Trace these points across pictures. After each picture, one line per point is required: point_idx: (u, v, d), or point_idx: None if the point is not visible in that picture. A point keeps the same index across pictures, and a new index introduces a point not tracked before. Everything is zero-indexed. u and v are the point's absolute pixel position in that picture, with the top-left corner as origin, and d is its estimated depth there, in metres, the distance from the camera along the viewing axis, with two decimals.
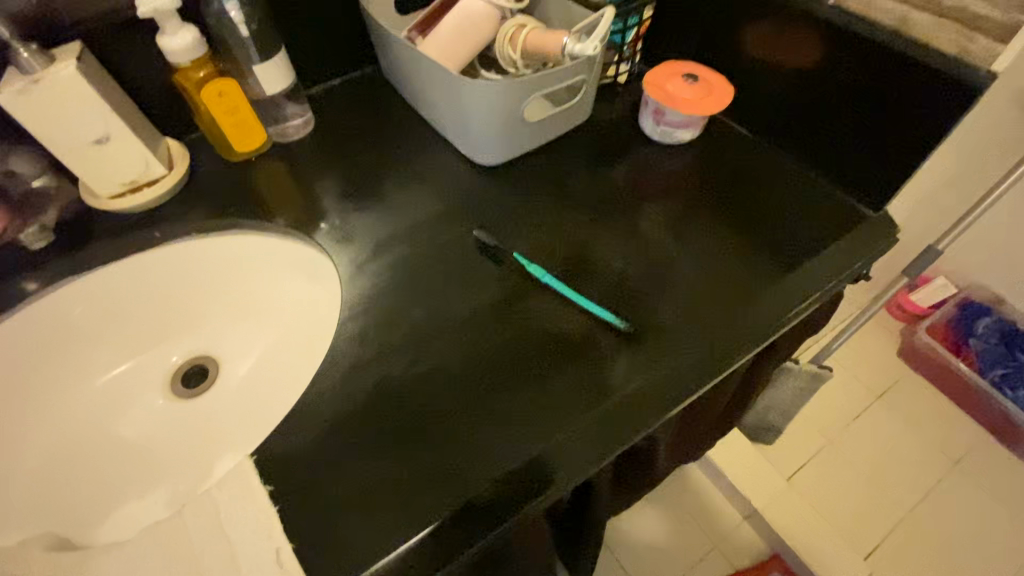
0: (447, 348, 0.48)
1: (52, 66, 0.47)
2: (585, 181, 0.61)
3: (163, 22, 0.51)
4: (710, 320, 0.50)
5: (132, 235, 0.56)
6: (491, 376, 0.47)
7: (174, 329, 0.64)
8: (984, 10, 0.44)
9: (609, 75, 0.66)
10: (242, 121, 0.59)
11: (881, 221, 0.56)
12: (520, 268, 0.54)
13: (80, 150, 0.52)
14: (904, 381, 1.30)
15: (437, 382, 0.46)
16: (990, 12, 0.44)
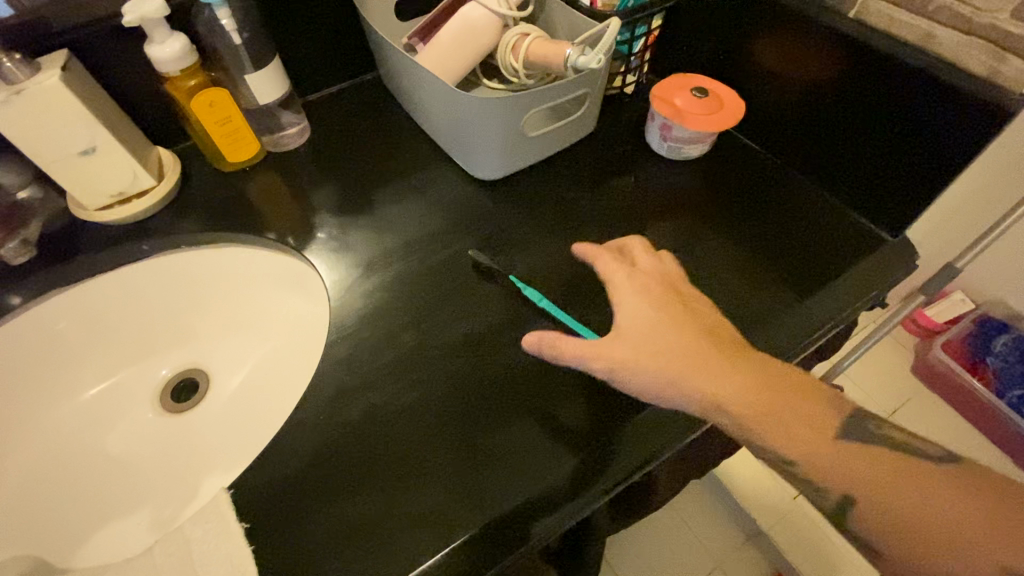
0: (436, 376, 0.46)
1: (37, 76, 0.46)
2: (588, 198, 0.58)
3: (151, 30, 0.49)
4: None
5: (120, 249, 0.55)
6: (484, 406, 0.45)
7: (163, 342, 0.63)
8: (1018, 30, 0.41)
9: (614, 86, 0.64)
10: (233, 131, 0.57)
11: (900, 245, 0.53)
12: (514, 290, 0.51)
13: (66, 161, 0.50)
14: (916, 399, 1.27)
15: (427, 411, 0.44)
16: None
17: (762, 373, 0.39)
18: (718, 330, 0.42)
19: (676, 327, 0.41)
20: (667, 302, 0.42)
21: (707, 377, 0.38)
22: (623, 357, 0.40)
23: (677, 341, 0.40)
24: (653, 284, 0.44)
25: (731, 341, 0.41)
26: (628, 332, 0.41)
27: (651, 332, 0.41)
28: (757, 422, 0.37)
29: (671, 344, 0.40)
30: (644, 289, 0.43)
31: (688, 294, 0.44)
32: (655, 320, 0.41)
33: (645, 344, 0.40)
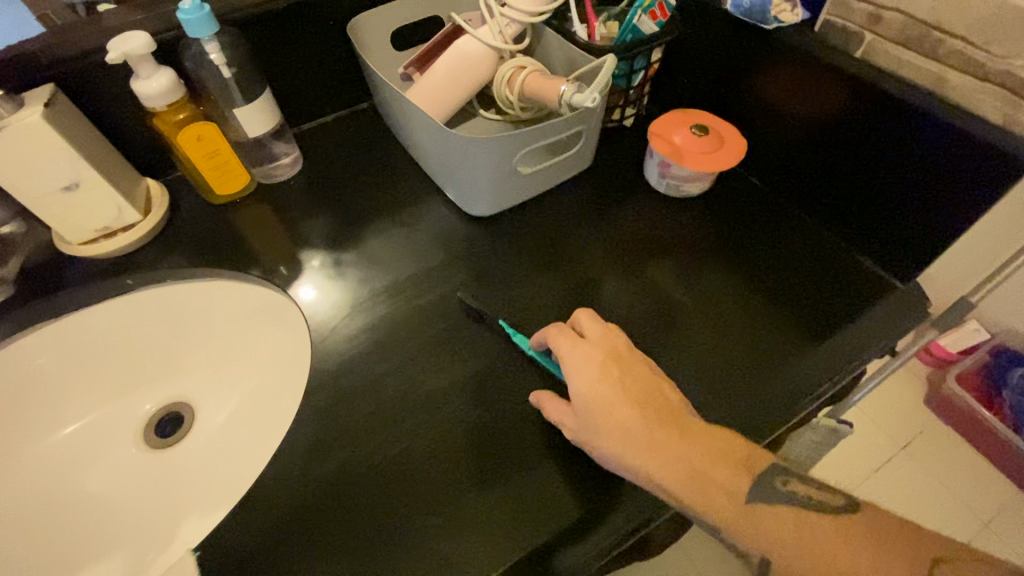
0: (418, 429, 0.44)
1: (19, 113, 0.45)
2: (586, 236, 0.56)
3: (137, 66, 0.48)
4: (726, 393, 0.46)
5: (103, 284, 0.54)
6: (470, 461, 0.43)
7: (147, 376, 0.61)
8: None
9: (613, 119, 0.62)
10: (222, 164, 0.56)
11: (911, 291, 0.51)
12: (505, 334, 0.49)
13: (48, 196, 0.49)
14: (930, 432, 1.22)
15: (410, 466, 0.42)
16: None
17: (692, 442, 0.38)
18: (657, 397, 0.41)
19: (617, 400, 0.40)
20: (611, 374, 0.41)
21: (640, 454, 0.38)
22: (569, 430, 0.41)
23: (628, 417, 0.39)
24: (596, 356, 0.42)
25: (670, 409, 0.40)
26: (582, 409, 0.40)
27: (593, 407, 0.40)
28: (686, 492, 0.36)
29: (608, 419, 0.39)
30: (587, 364, 0.41)
31: (633, 362, 0.43)
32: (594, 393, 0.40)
33: (599, 421, 0.39)
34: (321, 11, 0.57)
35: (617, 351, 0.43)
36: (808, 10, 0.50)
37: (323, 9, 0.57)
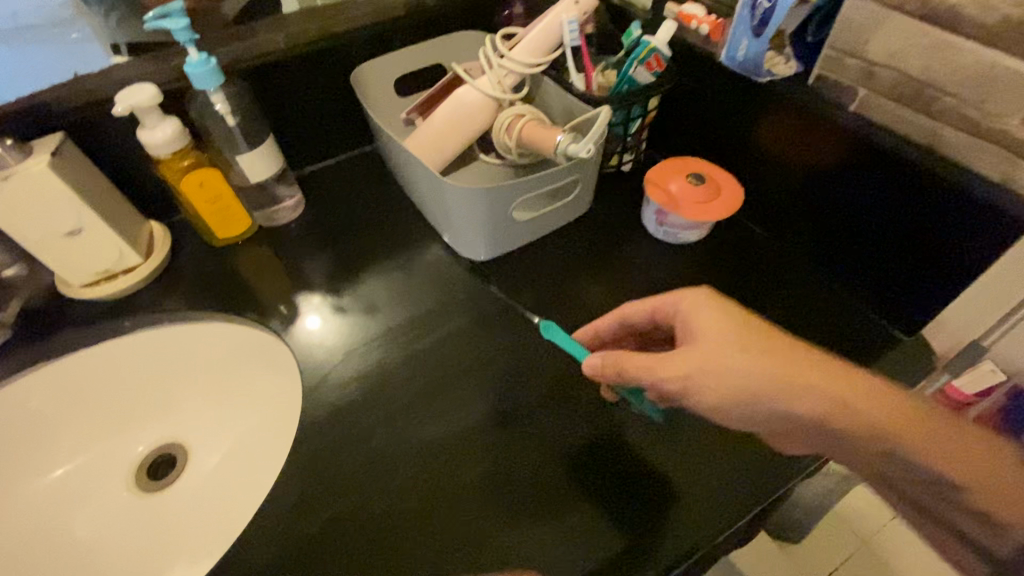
0: (410, 483, 0.43)
1: (26, 162, 0.46)
2: (585, 282, 0.56)
3: (143, 117, 0.49)
4: (727, 449, 0.45)
5: (100, 326, 0.54)
6: (461, 521, 0.41)
7: (142, 417, 0.61)
8: None
9: (611, 164, 0.62)
10: (224, 208, 0.57)
11: (915, 343, 0.50)
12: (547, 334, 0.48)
13: (51, 241, 0.50)
14: None
15: (400, 524, 0.41)
16: None
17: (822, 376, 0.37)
18: (777, 348, 0.38)
19: (729, 353, 0.38)
20: (723, 328, 0.39)
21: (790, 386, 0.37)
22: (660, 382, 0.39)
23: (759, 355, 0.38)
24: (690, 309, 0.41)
25: (787, 355, 0.38)
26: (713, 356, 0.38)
27: (691, 362, 0.38)
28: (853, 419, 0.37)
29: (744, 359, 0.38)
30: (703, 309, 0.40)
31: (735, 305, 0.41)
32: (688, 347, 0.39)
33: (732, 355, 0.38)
34: (325, 61, 0.59)
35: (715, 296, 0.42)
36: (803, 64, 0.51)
37: (326, 60, 0.59)
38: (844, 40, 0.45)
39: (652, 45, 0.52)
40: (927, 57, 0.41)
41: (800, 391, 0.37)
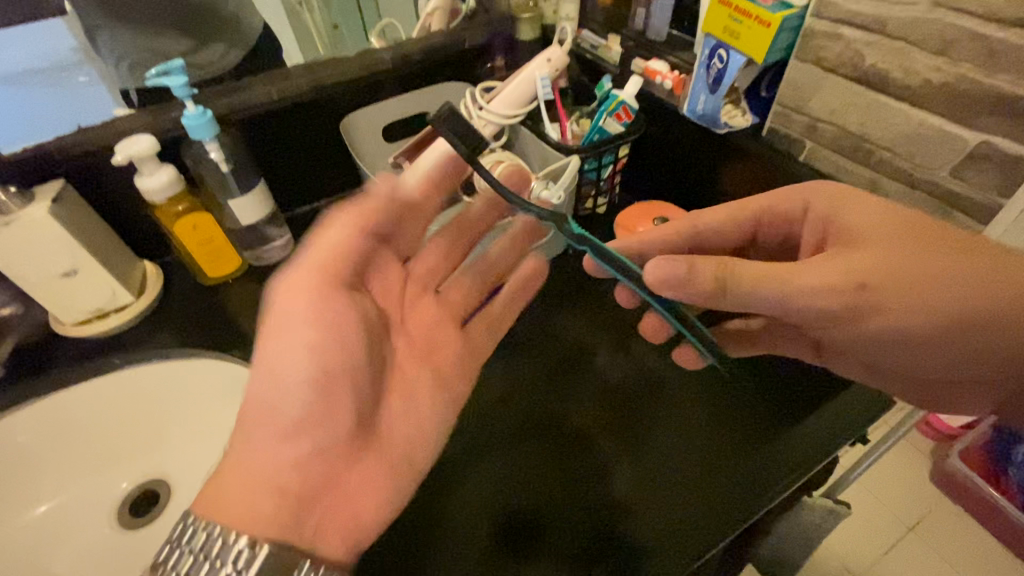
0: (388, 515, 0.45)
1: (27, 207, 0.49)
2: (563, 320, 0.60)
3: (141, 165, 0.53)
4: (694, 480, 0.47)
5: (89, 363, 0.56)
6: (440, 543, 0.43)
7: (127, 452, 0.62)
8: None
9: (586, 207, 0.64)
10: (216, 249, 0.60)
11: None
12: (584, 243, 0.41)
13: (47, 281, 0.52)
14: (938, 511, 1.17)
15: (384, 545, 0.43)
16: None
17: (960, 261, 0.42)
18: (929, 244, 0.42)
19: (900, 249, 0.42)
20: (875, 220, 0.44)
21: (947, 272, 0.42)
22: (828, 281, 0.41)
23: (916, 254, 0.42)
24: (829, 206, 0.47)
25: (925, 247, 0.42)
26: (884, 248, 0.42)
27: (853, 260, 0.42)
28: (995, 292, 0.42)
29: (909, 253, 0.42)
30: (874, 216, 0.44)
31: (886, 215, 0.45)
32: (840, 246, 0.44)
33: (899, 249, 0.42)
34: (317, 111, 0.63)
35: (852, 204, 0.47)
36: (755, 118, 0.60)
37: (315, 110, 0.62)
38: (792, 96, 0.55)
39: (621, 97, 0.56)
40: (862, 114, 0.53)
41: (926, 295, 0.42)
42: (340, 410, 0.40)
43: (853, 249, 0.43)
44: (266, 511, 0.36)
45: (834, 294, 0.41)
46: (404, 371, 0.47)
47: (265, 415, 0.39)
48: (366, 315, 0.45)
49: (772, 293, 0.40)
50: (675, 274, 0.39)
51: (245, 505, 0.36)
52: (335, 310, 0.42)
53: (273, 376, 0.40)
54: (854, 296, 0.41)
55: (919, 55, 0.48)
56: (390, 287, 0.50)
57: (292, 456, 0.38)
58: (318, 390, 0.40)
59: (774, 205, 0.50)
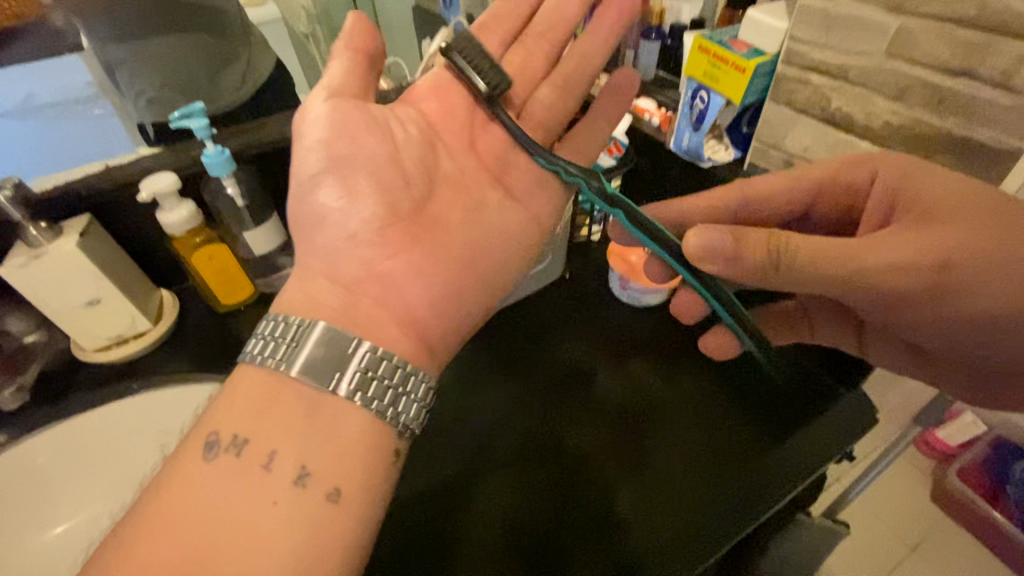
0: (403, 533, 0.47)
1: (56, 241, 0.53)
2: (567, 340, 0.63)
3: (162, 201, 0.56)
4: (692, 495, 0.49)
5: (109, 387, 0.58)
6: (449, 560, 0.45)
7: (138, 477, 0.61)
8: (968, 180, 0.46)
9: (581, 235, 0.70)
10: (231, 278, 0.63)
11: (858, 398, 0.55)
12: (614, 206, 0.43)
13: (71, 310, 0.55)
14: (940, 530, 1.17)
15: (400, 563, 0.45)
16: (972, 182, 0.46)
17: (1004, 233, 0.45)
18: (977, 204, 0.46)
19: (955, 213, 0.46)
20: (952, 201, 0.46)
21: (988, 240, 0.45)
22: (897, 258, 0.44)
23: (966, 217, 0.46)
24: (899, 178, 0.49)
25: (955, 229, 0.45)
26: (944, 217, 0.46)
27: (921, 244, 0.45)
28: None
29: (955, 211, 0.46)
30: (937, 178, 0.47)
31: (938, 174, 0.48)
32: (917, 222, 0.46)
33: (954, 213, 0.46)
34: None
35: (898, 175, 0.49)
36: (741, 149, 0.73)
37: None
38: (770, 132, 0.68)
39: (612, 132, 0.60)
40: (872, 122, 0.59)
41: (987, 278, 0.46)
42: (389, 202, 0.46)
43: (933, 227, 0.45)
44: (331, 303, 0.43)
45: (906, 275, 0.44)
46: (469, 187, 0.52)
47: (321, 223, 0.46)
48: (400, 137, 0.50)
49: (840, 271, 0.43)
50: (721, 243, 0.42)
51: (308, 298, 0.43)
52: (362, 117, 0.47)
53: (312, 182, 0.46)
54: (932, 278, 0.45)
55: (883, 99, 0.59)
56: (449, 103, 0.54)
57: (347, 245, 0.45)
58: (370, 192, 0.46)
59: (836, 176, 0.54)
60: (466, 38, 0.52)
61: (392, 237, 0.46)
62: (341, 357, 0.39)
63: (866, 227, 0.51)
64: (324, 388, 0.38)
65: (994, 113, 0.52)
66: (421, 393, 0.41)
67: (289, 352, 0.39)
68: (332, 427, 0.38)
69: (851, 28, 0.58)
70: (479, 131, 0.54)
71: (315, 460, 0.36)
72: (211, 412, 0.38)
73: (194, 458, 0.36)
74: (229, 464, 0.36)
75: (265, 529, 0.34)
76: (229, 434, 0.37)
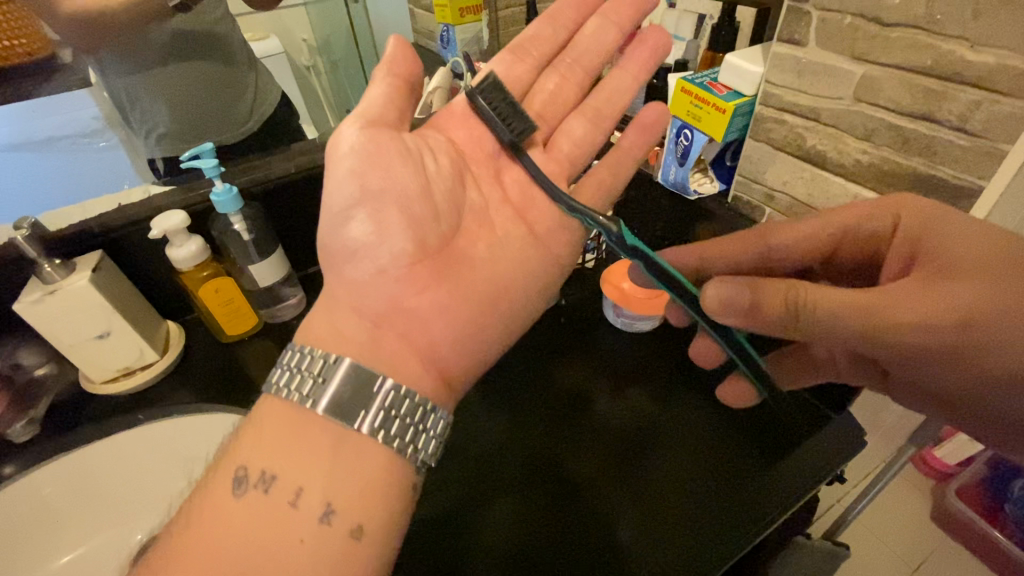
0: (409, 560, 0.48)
1: (70, 277, 0.55)
2: (567, 365, 0.65)
3: (172, 237, 0.58)
4: (689, 515, 0.50)
5: (117, 418, 0.60)
6: None
7: (142, 505, 0.61)
8: (977, 229, 0.47)
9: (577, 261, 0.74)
10: (236, 309, 0.65)
11: (847, 421, 0.57)
12: (628, 243, 0.49)
13: (81, 343, 0.57)
14: (942, 551, 1.17)
15: None
16: (986, 232, 0.46)
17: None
18: (1002, 267, 0.45)
19: (986, 264, 0.45)
20: (975, 255, 0.46)
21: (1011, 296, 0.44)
22: (916, 315, 0.44)
23: (989, 265, 0.45)
24: (920, 226, 0.50)
25: (963, 277, 0.45)
26: (962, 262, 0.46)
27: (937, 300, 0.45)
28: None
29: (978, 265, 0.45)
30: (968, 231, 0.47)
31: (954, 222, 0.48)
32: (933, 276, 0.46)
33: (976, 264, 0.45)
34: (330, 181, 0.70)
35: (905, 218, 0.52)
36: (724, 181, 0.80)
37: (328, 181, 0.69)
38: (750, 168, 0.76)
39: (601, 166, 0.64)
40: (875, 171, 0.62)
41: (1011, 332, 0.44)
42: (413, 224, 0.48)
43: (946, 282, 0.45)
44: (358, 338, 0.44)
45: (918, 334, 0.44)
46: (494, 223, 0.54)
47: (352, 256, 0.47)
48: (431, 169, 0.51)
49: (856, 326, 0.44)
50: (735, 298, 0.46)
51: (333, 322, 0.45)
52: (396, 148, 0.48)
53: (344, 216, 0.46)
54: (956, 334, 0.45)
55: (850, 140, 0.63)
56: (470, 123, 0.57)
57: (376, 280, 0.46)
58: (401, 227, 0.47)
59: (856, 227, 0.56)
60: (494, 84, 0.55)
61: (419, 275, 0.48)
62: (367, 394, 0.41)
63: (889, 271, 0.51)
64: (349, 426, 0.40)
65: (954, 152, 0.55)
66: (439, 429, 0.43)
67: (315, 388, 0.40)
68: (356, 464, 0.39)
69: (821, 75, 0.62)
70: (504, 166, 0.56)
71: (339, 500, 0.38)
72: (236, 449, 0.40)
73: (223, 493, 0.38)
74: (258, 501, 0.37)
75: (291, 556, 0.36)
76: (257, 471, 0.38)
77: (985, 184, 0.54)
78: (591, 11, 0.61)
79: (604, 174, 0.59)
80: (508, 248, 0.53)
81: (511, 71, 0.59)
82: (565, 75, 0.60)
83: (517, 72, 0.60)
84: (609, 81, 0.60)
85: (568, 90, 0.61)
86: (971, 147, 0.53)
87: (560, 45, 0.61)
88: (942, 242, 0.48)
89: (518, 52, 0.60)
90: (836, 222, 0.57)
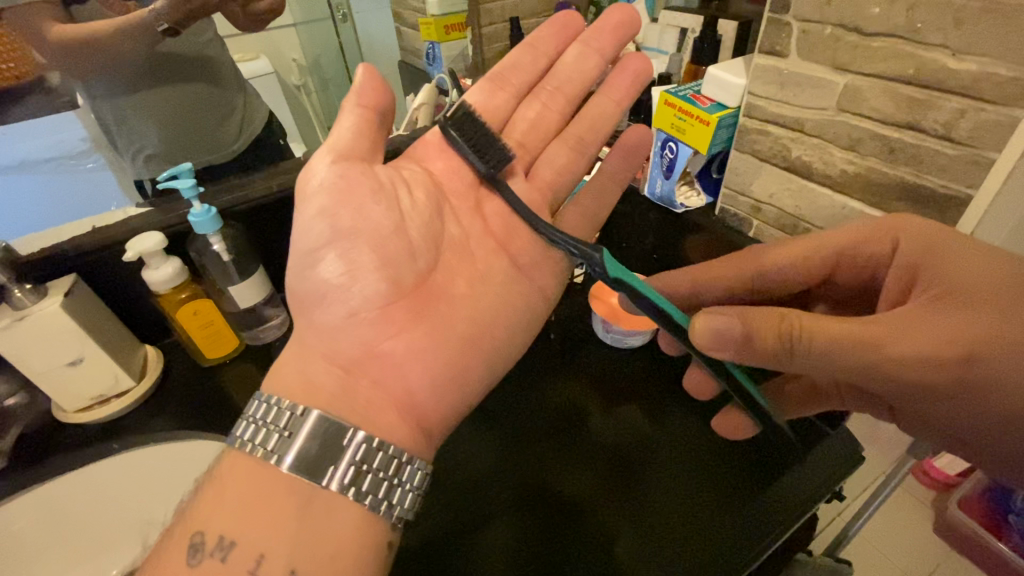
0: None
1: (42, 301, 0.53)
2: (558, 385, 0.63)
3: (148, 258, 0.57)
4: (686, 537, 0.49)
5: (88, 448, 0.57)
6: None
7: (118, 536, 0.60)
8: (970, 254, 0.46)
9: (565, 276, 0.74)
10: (216, 331, 0.63)
11: (846, 438, 0.56)
12: (620, 284, 0.45)
13: (54, 370, 0.55)
14: (947, 564, 1.14)
15: None
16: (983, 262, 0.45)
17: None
18: (1005, 296, 0.43)
19: (990, 288, 0.44)
20: (978, 280, 0.44)
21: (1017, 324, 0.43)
22: (920, 347, 0.42)
23: (992, 290, 0.44)
24: (919, 256, 0.49)
25: (961, 302, 0.44)
26: (964, 285, 0.44)
27: (942, 330, 0.43)
28: None
29: (981, 296, 0.44)
30: (971, 258, 0.46)
31: (950, 248, 0.48)
32: (935, 304, 0.44)
33: (977, 295, 0.44)
34: None
35: (900, 238, 0.51)
36: (710, 194, 0.80)
37: None
38: (737, 181, 0.75)
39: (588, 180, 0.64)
40: (864, 185, 0.62)
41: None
42: (390, 245, 0.47)
43: (952, 311, 0.43)
44: (328, 386, 0.43)
45: (921, 365, 0.42)
46: (474, 239, 0.53)
47: (321, 299, 0.45)
48: (407, 202, 0.50)
49: (855, 356, 0.42)
50: (728, 329, 0.44)
51: (307, 352, 0.44)
52: (368, 184, 0.46)
53: (312, 256, 0.45)
54: (959, 369, 0.42)
55: (836, 150, 0.63)
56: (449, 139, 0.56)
57: (348, 323, 0.45)
58: (373, 266, 0.46)
59: (857, 247, 0.55)
60: (469, 114, 0.54)
61: (394, 317, 0.46)
62: (336, 448, 0.39)
63: (890, 298, 0.50)
64: (318, 483, 0.38)
65: (942, 161, 0.54)
66: (416, 481, 0.42)
67: (282, 442, 0.39)
68: (327, 526, 0.38)
69: (804, 86, 0.62)
70: (484, 193, 0.55)
71: (307, 564, 0.36)
72: (196, 510, 0.38)
73: (178, 563, 0.36)
74: (213, 571, 0.35)
75: None
76: (214, 537, 0.36)
77: (975, 192, 0.54)
78: (570, 39, 0.61)
79: (588, 202, 0.60)
80: (490, 285, 0.53)
81: (490, 100, 0.58)
82: (545, 91, 0.60)
83: (496, 102, 0.59)
84: (591, 111, 0.60)
85: (549, 119, 0.60)
86: (958, 155, 0.53)
87: (541, 75, 0.61)
88: (941, 270, 0.46)
89: (497, 81, 0.59)
90: (827, 239, 0.57)
